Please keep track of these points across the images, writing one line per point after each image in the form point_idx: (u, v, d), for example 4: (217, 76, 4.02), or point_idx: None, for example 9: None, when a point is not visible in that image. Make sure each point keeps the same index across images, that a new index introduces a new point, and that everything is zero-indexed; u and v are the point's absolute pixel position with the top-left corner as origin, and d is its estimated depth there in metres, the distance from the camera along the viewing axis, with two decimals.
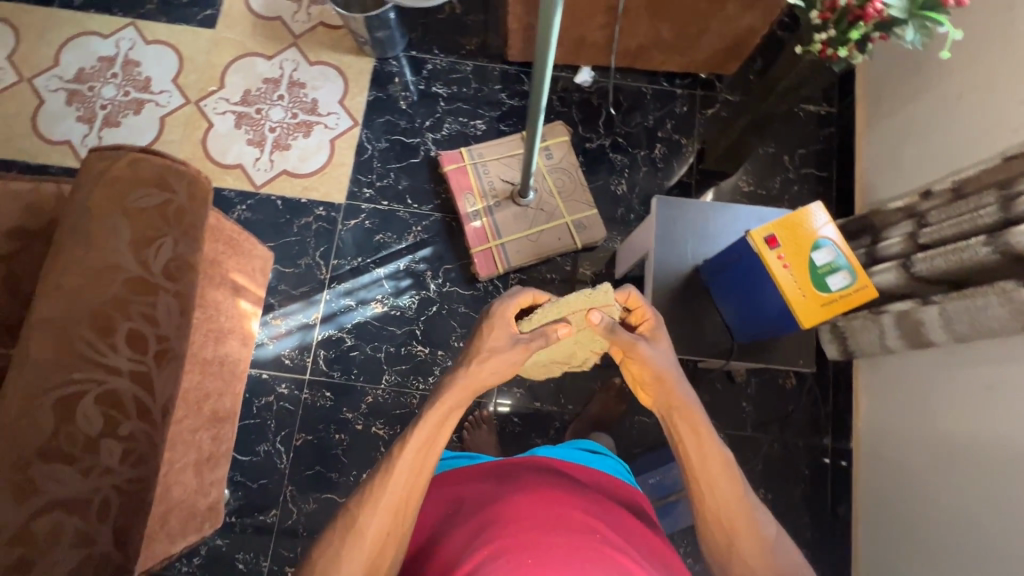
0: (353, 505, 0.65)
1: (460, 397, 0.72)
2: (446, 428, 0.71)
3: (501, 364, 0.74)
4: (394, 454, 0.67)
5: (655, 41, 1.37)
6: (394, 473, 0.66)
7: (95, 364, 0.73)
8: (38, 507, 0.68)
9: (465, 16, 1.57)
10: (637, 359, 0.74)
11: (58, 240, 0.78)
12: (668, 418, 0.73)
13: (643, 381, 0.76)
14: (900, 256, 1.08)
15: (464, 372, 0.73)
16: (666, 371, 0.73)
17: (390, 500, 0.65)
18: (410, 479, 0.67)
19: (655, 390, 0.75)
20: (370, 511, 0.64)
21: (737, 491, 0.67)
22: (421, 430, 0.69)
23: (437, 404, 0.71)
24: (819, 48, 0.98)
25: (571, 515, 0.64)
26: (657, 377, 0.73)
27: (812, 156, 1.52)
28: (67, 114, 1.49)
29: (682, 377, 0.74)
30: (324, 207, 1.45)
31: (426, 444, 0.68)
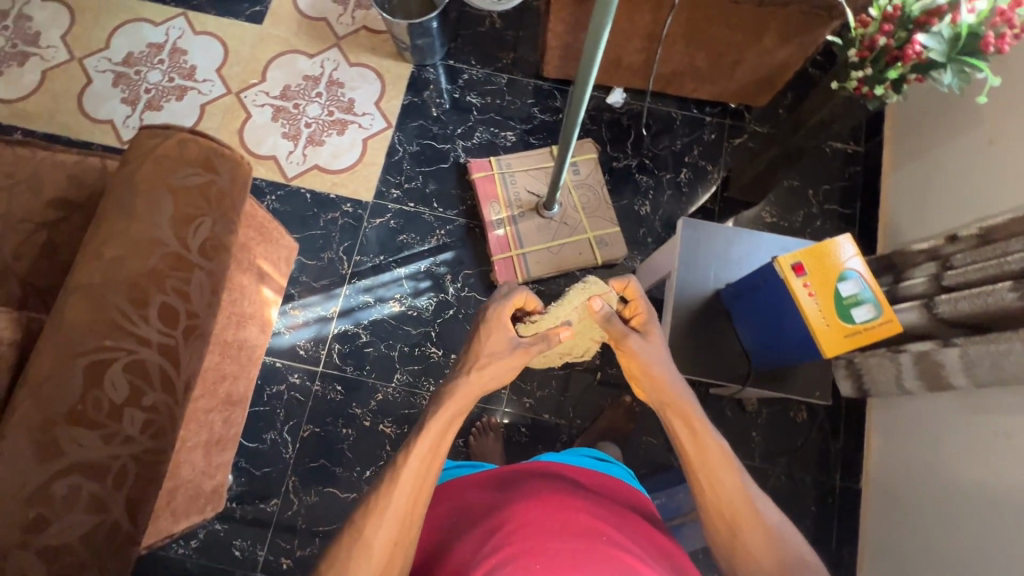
0: (358, 517, 0.63)
1: (462, 401, 0.71)
2: (447, 435, 0.69)
3: (501, 368, 0.75)
4: (398, 463, 0.65)
5: (690, 68, 1.40)
6: (400, 482, 0.64)
7: (127, 333, 0.75)
8: (60, 469, 0.69)
9: (504, 31, 1.61)
10: (628, 352, 0.77)
11: (103, 212, 0.81)
12: (662, 412, 0.74)
13: (635, 376, 0.78)
14: (923, 296, 1.07)
15: (464, 377, 0.73)
16: (654, 364, 0.75)
17: (396, 510, 0.63)
18: (418, 488, 0.64)
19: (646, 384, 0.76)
20: (376, 522, 0.62)
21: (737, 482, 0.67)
22: (424, 437, 0.67)
23: (438, 412, 0.69)
24: (855, 85, 1.01)
25: (578, 518, 0.63)
26: (646, 371, 0.75)
27: (837, 193, 1.53)
28: (112, 95, 1.54)
29: (673, 371, 0.76)
30: (351, 204, 1.47)
31: (430, 450, 0.66)
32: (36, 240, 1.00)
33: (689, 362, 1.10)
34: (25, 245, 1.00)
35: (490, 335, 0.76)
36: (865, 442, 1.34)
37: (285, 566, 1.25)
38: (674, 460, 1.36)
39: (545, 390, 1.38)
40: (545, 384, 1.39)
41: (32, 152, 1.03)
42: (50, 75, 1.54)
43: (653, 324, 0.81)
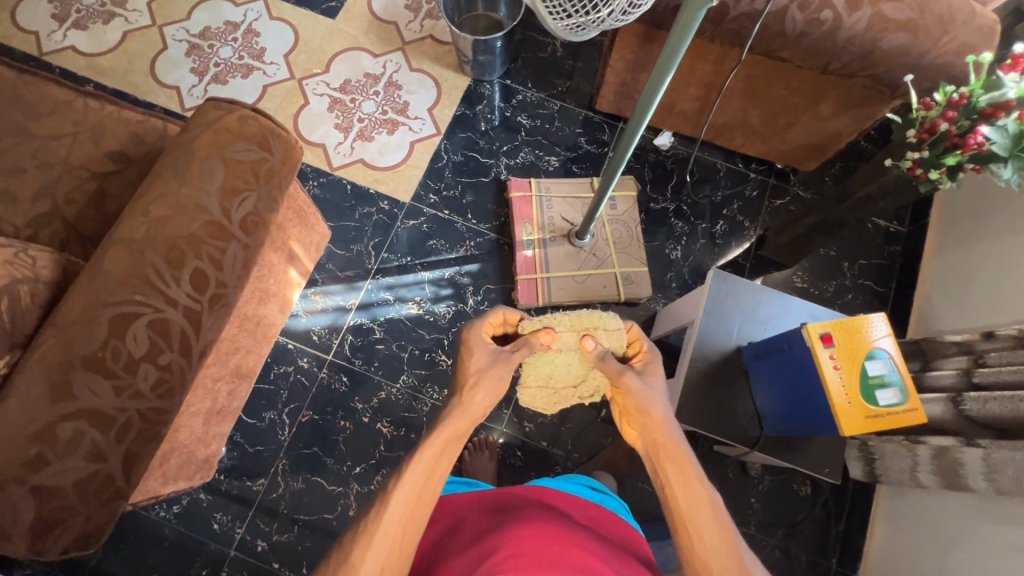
0: (347, 539, 0.61)
1: (457, 426, 0.69)
2: (442, 462, 0.66)
3: (494, 390, 0.74)
4: (391, 489, 0.63)
5: (743, 123, 1.40)
6: (390, 511, 0.61)
7: (156, 292, 0.76)
8: (68, 411, 0.71)
9: (565, 60, 1.64)
10: (626, 388, 0.75)
11: (156, 172, 0.83)
12: (653, 458, 0.70)
13: (630, 416, 0.74)
14: (950, 389, 1.04)
15: (458, 402, 0.71)
16: (651, 403, 0.72)
17: (387, 534, 0.60)
18: (410, 515, 0.62)
19: (640, 424, 0.72)
20: (366, 544, 0.59)
21: (727, 541, 0.62)
22: (417, 463, 0.64)
23: (437, 432, 0.68)
24: (909, 166, 1.00)
25: (570, 552, 0.61)
26: (642, 409, 0.72)
27: (873, 269, 1.50)
28: (183, 63, 1.61)
29: (669, 417, 0.72)
30: (388, 202, 1.50)
31: (423, 478, 0.64)
32: (89, 188, 1.04)
33: (699, 414, 1.08)
34: (78, 192, 1.04)
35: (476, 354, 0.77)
36: (867, 530, 1.29)
37: (260, 548, 1.24)
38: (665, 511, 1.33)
39: (547, 417, 1.37)
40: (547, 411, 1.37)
41: (101, 105, 1.08)
42: (130, 36, 1.62)
43: (651, 360, 0.82)
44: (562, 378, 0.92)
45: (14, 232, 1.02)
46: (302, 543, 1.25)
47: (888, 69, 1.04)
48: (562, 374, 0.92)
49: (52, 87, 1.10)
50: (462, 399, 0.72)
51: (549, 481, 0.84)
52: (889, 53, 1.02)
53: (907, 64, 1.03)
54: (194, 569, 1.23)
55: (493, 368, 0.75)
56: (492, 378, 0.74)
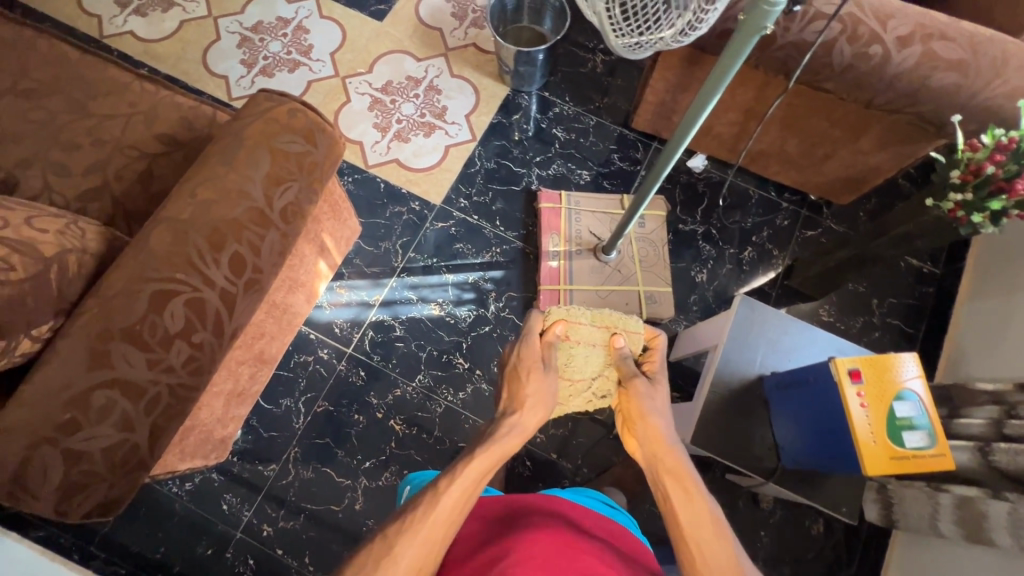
0: (390, 531, 0.62)
1: (512, 444, 0.72)
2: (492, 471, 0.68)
3: (549, 408, 0.78)
4: (440, 489, 0.64)
5: (779, 151, 1.39)
6: (438, 508, 0.62)
7: (197, 272, 0.79)
8: (104, 380, 0.73)
9: (604, 76, 1.66)
10: (632, 394, 0.77)
11: (206, 157, 0.86)
12: (653, 469, 0.71)
13: (631, 424, 0.76)
14: (979, 438, 1.03)
15: (516, 419, 0.74)
16: (652, 413, 0.75)
17: (431, 532, 0.61)
18: (453, 516, 0.63)
19: (641, 433, 0.74)
20: (409, 540, 0.60)
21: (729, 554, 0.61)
22: (470, 469, 0.66)
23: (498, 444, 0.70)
24: (951, 207, 0.98)
25: (584, 560, 0.62)
26: (643, 417, 0.75)
27: (902, 308, 1.47)
28: (234, 54, 1.66)
29: (671, 433, 0.73)
30: (419, 203, 1.52)
31: (473, 484, 0.66)
32: (138, 167, 1.08)
33: (715, 441, 1.06)
34: (127, 170, 1.08)
35: (531, 377, 0.77)
36: None
37: (265, 533, 1.26)
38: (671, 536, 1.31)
39: (559, 429, 1.36)
40: (560, 423, 1.36)
41: (157, 89, 1.12)
42: (187, 25, 1.68)
43: (660, 372, 0.83)
44: (575, 372, 0.85)
45: (65, 204, 1.06)
46: (307, 533, 1.26)
47: (936, 108, 1.03)
48: (577, 368, 0.84)
49: (112, 69, 1.14)
50: (518, 415, 0.75)
51: (562, 492, 0.84)
52: (936, 92, 1.01)
53: (955, 104, 1.01)
54: (200, 547, 1.24)
55: (549, 386, 0.78)
56: (548, 398, 0.77)
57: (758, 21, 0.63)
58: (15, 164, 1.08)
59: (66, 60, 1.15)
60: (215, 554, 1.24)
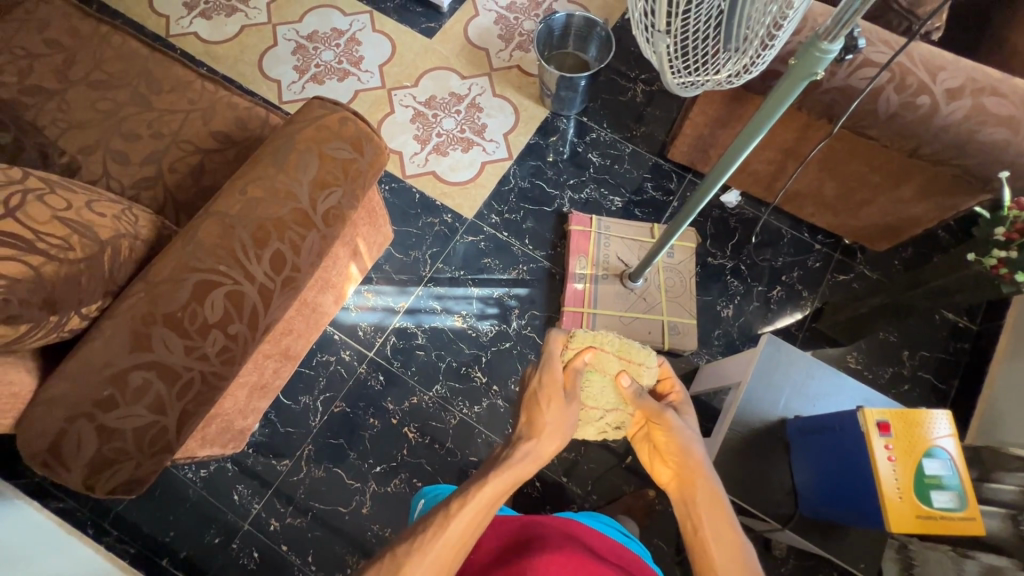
0: (399, 551, 0.61)
1: (525, 470, 0.69)
2: (503, 498, 0.67)
3: (564, 436, 0.76)
4: (451, 512, 0.63)
5: (816, 193, 1.38)
6: (449, 530, 0.62)
7: (238, 266, 0.82)
8: (142, 361, 0.76)
9: (642, 106, 1.68)
10: (666, 426, 0.74)
11: (258, 157, 0.90)
12: (688, 503, 0.68)
13: (665, 454, 0.73)
14: (1011, 505, 0.99)
15: (532, 445, 0.72)
16: (690, 446, 0.72)
17: (438, 557, 0.61)
18: (463, 538, 0.63)
19: (675, 462, 0.71)
20: (417, 563, 0.60)
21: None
22: (481, 494, 0.65)
23: (509, 465, 0.68)
24: (994, 263, 0.97)
25: None
26: (680, 448, 0.72)
27: (934, 362, 1.43)
28: (288, 61, 1.73)
29: (709, 465, 0.70)
30: (451, 215, 1.55)
31: (485, 508, 0.65)
32: (192, 160, 1.13)
33: (732, 481, 1.04)
34: (180, 163, 1.13)
35: (551, 405, 0.77)
36: None
37: (272, 528, 1.27)
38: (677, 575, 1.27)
39: (570, 452, 1.35)
40: (572, 447, 1.35)
41: (216, 89, 1.18)
42: (247, 30, 1.77)
43: (686, 403, 0.82)
44: (591, 401, 0.86)
45: (120, 190, 1.12)
46: (312, 532, 1.27)
47: (983, 162, 1.02)
48: (593, 396, 0.86)
49: (177, 67, 1.21)
50: (533, 443, 0.73)
51: (580, 518, 0.85)
52: (984, 146, 0.99)
53: (1003, 159, 1.00)
54: (208, 535, 1.26)
55: (568, 416, 0.77)
56: (566, 426, 0.76)
57: (808, 67, 0.64)
58: (79, 149, 1.14)
59: (136, 56, 1.22)
60: (222, 543, 1.26)
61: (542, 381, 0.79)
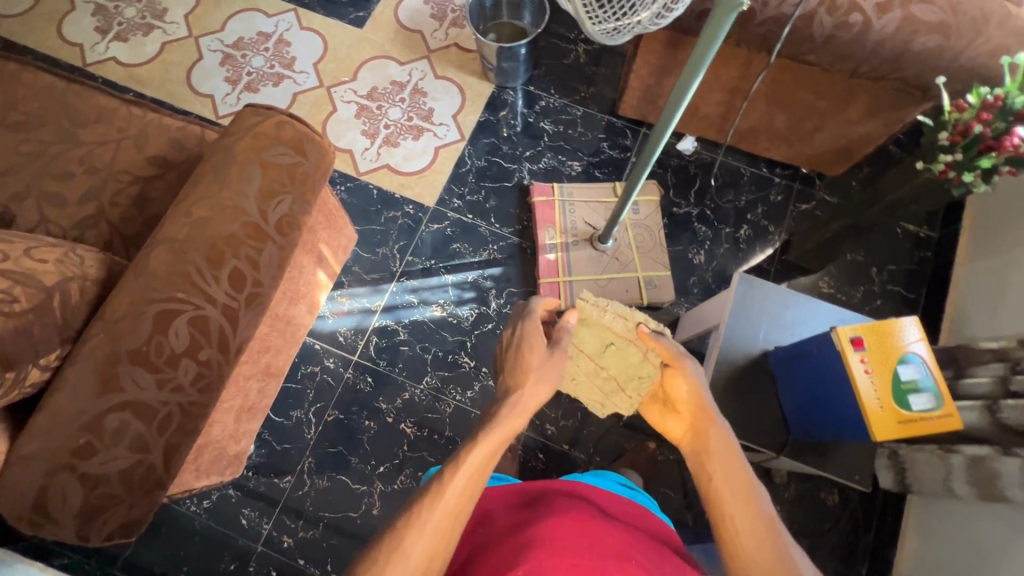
0: (399, 525, 0.61)
1: (513, 423, 0.71)
2: (494, 455, 0.68)
3: (552, 386, 0.77)
4: (445, 478, 0.64)
5: (768, 126, 1.39)
6: (447, 493, 0.63)
7: (197, 289, 0.79)
8: (115, 403, 0.73)
9: (587, 66, 1.66)
10: (678, 373, 0.78)
11: (197, 176, 0.87)
12: (699, 450, 0.70)
13: (683, 407, 0.76)
14: (987, 397, 1.01)
15: (515, 399, 0.73)
16: (700, 394, 0.75)
17: (438, 522, 0.62)
18: (459, 503, 0.64)
19: (691, 414, 0.74)
20: (417, 532, 0.60)
21: (768, 532, 0.62)
22: (473, 456, 0.66)
23: (496, 425, 0.69)
24: (942, 168, 0.98)
25: (606, 542, 0.65)
26: (694, 396, 0.75)
27: (902, 275, 1.47)
28: (217, 73, 1.66)
29: (721, 417, 0.73)
30: (413, 206, 1.52)
31: (478, 469, 0.66)
32: (132, 191, 1.09)
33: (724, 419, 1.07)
34: (120, 195, 1.08)
35: (533, 354, 0.78)
36: (899, 540, 1.23)
37: (286, 545, 1.27)
38: (688, 518, 1.31)
39: (568, 420, 1.37)
40: (569, 413, 1.37)
41: (144, 112, 1.13)
42: (168, 47, 1.68)
43: None
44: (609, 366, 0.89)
45: (62, 233, 1.07)
46: (327, 541, 1.27)
47: (919, 72, 1.04)
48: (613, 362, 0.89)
49: (97, 96, 1.15)
50: (518, 395, 0.74)
51: (582, 476, 0.88)
52: (919, 56, 1.01)
53: (939, 66, 1.02)
54: (222, 563, 1.25)
55: (552, 363, 0.78)
56: (552, 374, 0.77)
57: None
58: (9, 198, 1.08)
59: (51, 90, 1.15)
60: (238, 569, 1.25)
61: (524, 330, 0.81)
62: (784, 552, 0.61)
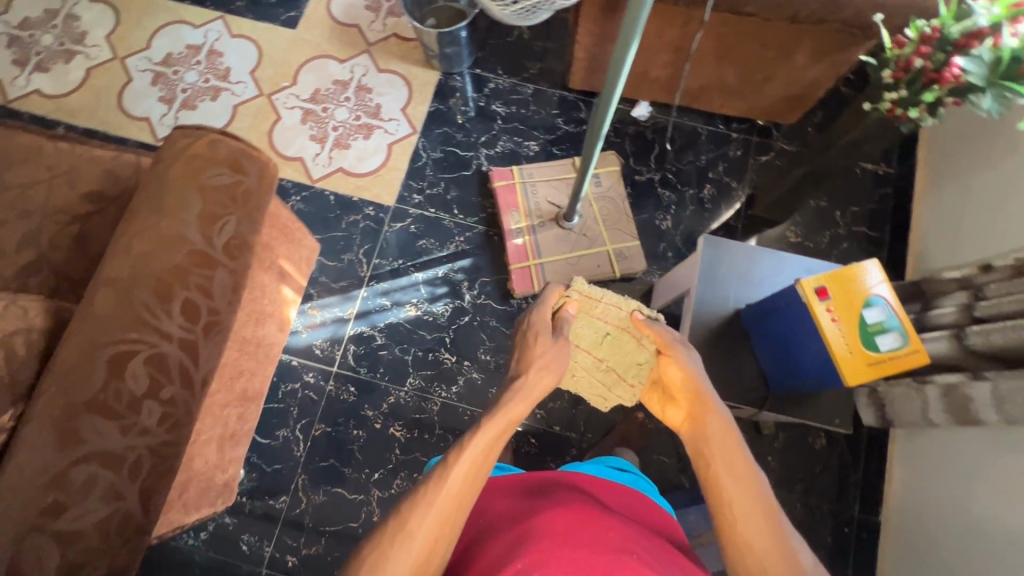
0: (403, 509, 0.61)
1: (520, 409, 0.72)
2: (499, 442, 0.68)
3: (557, 375, 0.78)
4: (451, 460, 0.64)
5: (719, 82, 1.38)
6: (452, 474, 0.63)
7: (150, 327, 0.76)
8: (77, 456, 0.70)
9: (532, 42, 1.62)
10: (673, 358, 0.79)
11: (133, 208, 0.83)
12: (698, 436, 0.70)
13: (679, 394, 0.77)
14: (953, 326, 1.04)
15: (520, 385, 0.74)
16: (696, 380, 0.76)
17: (443, 505, 0.62)
18: (464, 486, 0.64)
19: (688, 400, 0.75)
20: (421, 515, 0.61)
21: (770, 520, 0.61)
22: (478, 439, 0.66)
23: (502, 411, 0.70)
24: (888, 107, 0.98)
25: (606, 535, 0.65)
26: (689, 381, 0.76)
27: (865, 215, 1.49)
28: (150, 93, 1.59)
29: (717, 400, 0.74)
30: (373, 207, 1.49)
31: (483, 454, 0.66)
32: (72, 231, 1.04)
33: None
34: (60, 236, 1.04)
35: (539, 341, 0.79)
36: (887, 472, 1.28)
37: (291, 564, 1.26)
38: (684, 481, 1.34)
39: (556, 402, 1.37)
40: (556, 395, 1.38)
41: (72, 146, 1.07)
42: (93, 72, 1.60)
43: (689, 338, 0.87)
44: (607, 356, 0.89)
45: (4, 284, 1.02)
46: (331, 554, 1.26)
47: (858, 11, 1.03)
48: (610, 352, 0.89)
49: (19, 134, 1.09)
50: (523, 381, 0.75)
51: (582, 465, 0.88)
52: None
53: (874, 3, 1.01)
54: None
55: (557, 350, 0.79)
56: (556, 361, 0.78)
57: None
58: None
59: None
60: None
61: (535, 315, 0.83)
62: (784, 532, 0.62)
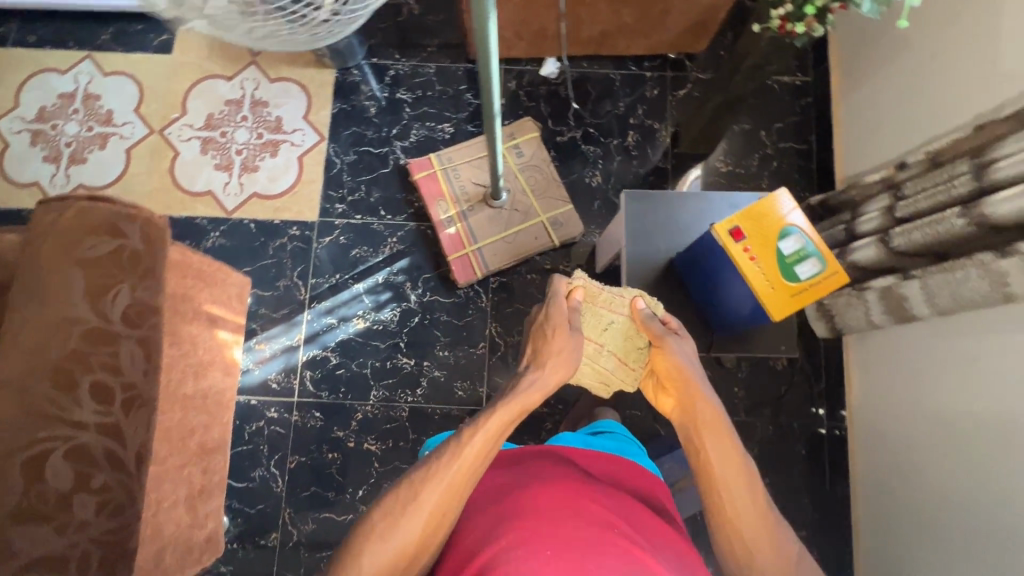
0: (416, 479, 0.67)
1: (532, 398, 0.78)
2: (510, 426, 0.74)
3: (569, 368, 0.83)
4: (465, 437, 0.70)
5: (618, 24, 1.33)
6: (464, 449, 0.69)
7: (60, 420, 0.73)
8: (17, 569, 0.68)
9: (424, 17, 1.53)
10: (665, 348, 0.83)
11: (13, 299, 0.77)
12: (690, 424, 0.76)
13: (671, 383, 0.81)
14: (879, 231, 1.04)
15: (536, 376, 0.81)
16: (684, 368, 0.80)
17: (451, 477, 0.68)
18: (475, 461, 0.69)
19: (679, 390, 0.80)
20: (433, 486, 0.67)
21: (757, 503, 0.68)
22: (491, 420, 0.72)
23: (513, 398, 0.76)
24: (779, 23, 0.95)
25: (589, 509, 0.64)
26: (679, 370, 0.81)
27: (790, 130, 1.48)
28: (32, 155, 1.48)
29: (706, 387, 0.79)
30: (297, 227, 1.43)
31: (495, 435, 0.72)
32: None
33: None
34: None
35: (556, 337, 0.83)
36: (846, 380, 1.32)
37: None
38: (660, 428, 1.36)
39: None
40: None
41: None
42: None
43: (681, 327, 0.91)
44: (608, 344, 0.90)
45: None
46: None
47: None
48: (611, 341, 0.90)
49: None
50: (538, 373, 0.81)
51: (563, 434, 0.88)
52: None
53: None
54: None
55: (572, 344, 0.84)
56: (569, 358, 0.83)
57: None
58: None
59: None
60: None
61: (553, 309, 0.86)
62: (767, 510, 0.68)
